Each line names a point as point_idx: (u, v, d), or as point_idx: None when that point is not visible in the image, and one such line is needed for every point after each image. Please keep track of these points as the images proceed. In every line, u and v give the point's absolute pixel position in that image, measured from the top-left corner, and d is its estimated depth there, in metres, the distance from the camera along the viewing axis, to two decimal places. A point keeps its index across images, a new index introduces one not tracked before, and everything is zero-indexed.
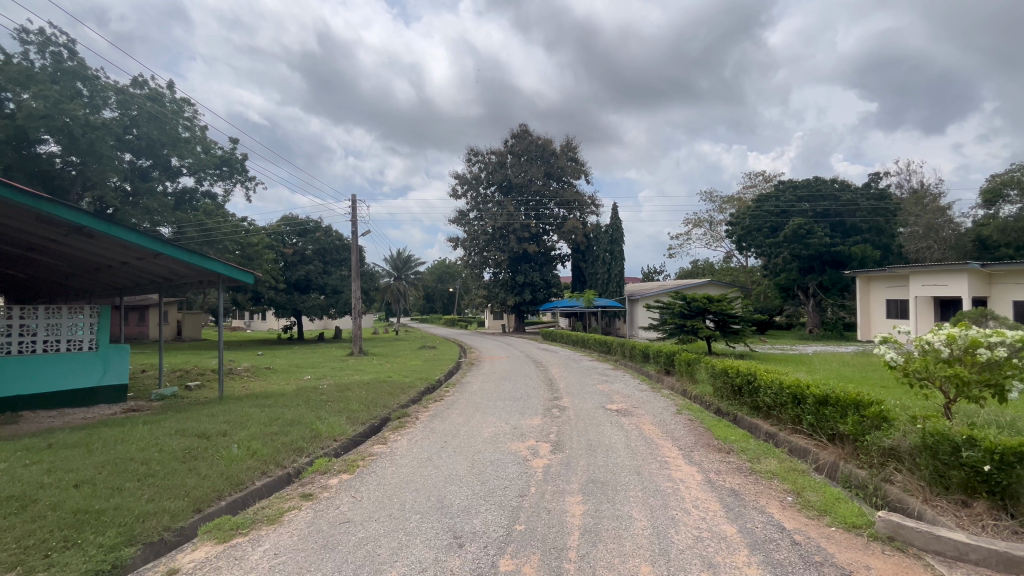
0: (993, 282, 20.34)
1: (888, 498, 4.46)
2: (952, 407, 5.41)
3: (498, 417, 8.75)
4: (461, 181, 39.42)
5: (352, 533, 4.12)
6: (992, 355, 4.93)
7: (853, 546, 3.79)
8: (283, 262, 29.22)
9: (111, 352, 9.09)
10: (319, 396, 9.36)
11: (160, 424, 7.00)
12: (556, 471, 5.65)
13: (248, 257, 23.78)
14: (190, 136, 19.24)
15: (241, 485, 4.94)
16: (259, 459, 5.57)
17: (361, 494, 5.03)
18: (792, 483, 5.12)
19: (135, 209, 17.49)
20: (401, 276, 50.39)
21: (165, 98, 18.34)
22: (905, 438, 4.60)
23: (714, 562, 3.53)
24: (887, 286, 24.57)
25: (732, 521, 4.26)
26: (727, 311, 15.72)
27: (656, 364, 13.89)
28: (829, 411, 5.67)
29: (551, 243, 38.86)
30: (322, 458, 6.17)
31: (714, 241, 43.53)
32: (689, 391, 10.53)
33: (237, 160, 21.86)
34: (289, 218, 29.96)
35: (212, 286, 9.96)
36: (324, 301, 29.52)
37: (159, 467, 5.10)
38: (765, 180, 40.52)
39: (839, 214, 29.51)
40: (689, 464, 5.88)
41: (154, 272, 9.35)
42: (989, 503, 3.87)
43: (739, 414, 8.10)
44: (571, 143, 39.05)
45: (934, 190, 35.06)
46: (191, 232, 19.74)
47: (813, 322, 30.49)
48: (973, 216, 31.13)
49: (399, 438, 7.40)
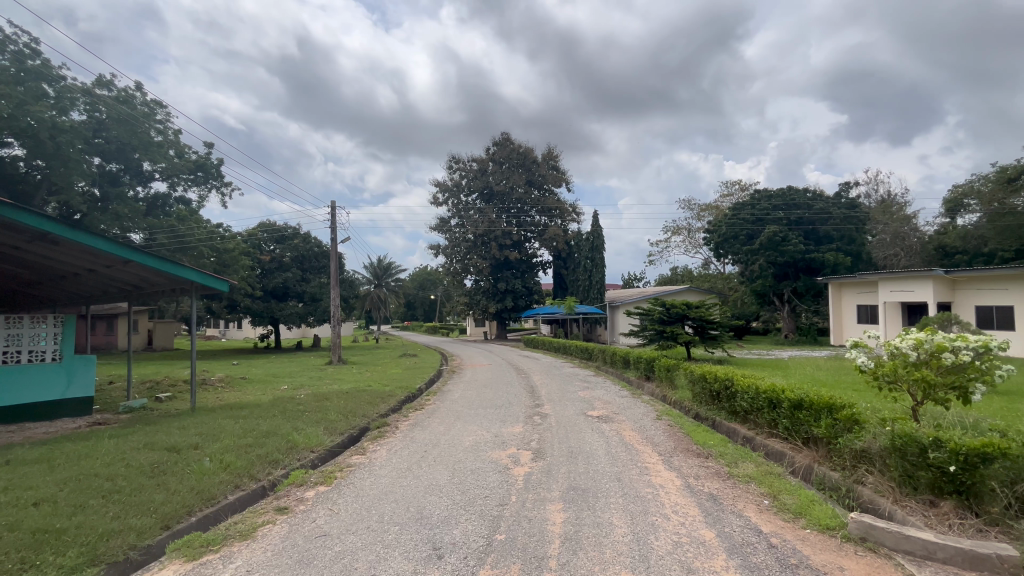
0: (956, 288, 21.18)
1: (859, 500, 4.57)
2: (920, 408, 5.57)
3: (479, 425, 8.70)
4: (442, 188, 39.19)
5: (328, 547, 4.02)
6: (957, 358, 5.20)
7: (826, 548, 3.87)
8: (260, 269, 28.66)
9: (76, 363, 8.73)
10: (296, 406, 9.20)
11: (127, 438, 6.72)
12: (538, 479, 5.63)
13: (224, 263, 23.43)
14: (162, 140, 18.76)
15: (212, 500, 4.78)
16: (232, 472, 5.41)
17: (338, 507, 4.92)
18: (769, 486, 5.21)
19: (104, 215, 16.97)
20: (381, 283, 50.05)
21: (136, 100, 17.82)
22: (876, 440, 4.73)
23: (693, 567, 3.56)
24: (857, 291, 25.34)
25: (711, 525, 4.31)
26: (705, 317, 16.02)
27: (636, 370, 13.99)
28: (803, 415, 5.81)
29: (532, 250, 39.02)
30: (299, 469, 6.03)
31: (692, 248, 44.27)
32: (669, 397, 10.61)
33: (212, 165, 21.39)
34: (266, 225, 29.49)
35: (185, 293, 9.72)
36: (302, 309, 29.13)
37: (127, 482, 4.92)
38: (741, 188, 41.55)
39: (812, 222, 30.34)
40: (669, 470, 5.94)
41: (122, 279, 9.08)
42: (956, 502, 3.98)
43: (718, 419, 8.20)
44: (552, 151, 39.37)
45: (900, 199, 36.58)
46: (163, 238, 19.18)
47: (789, 327, 31.12)
48: (936, 224, 32.50)
49: (378, 448, 7.28)
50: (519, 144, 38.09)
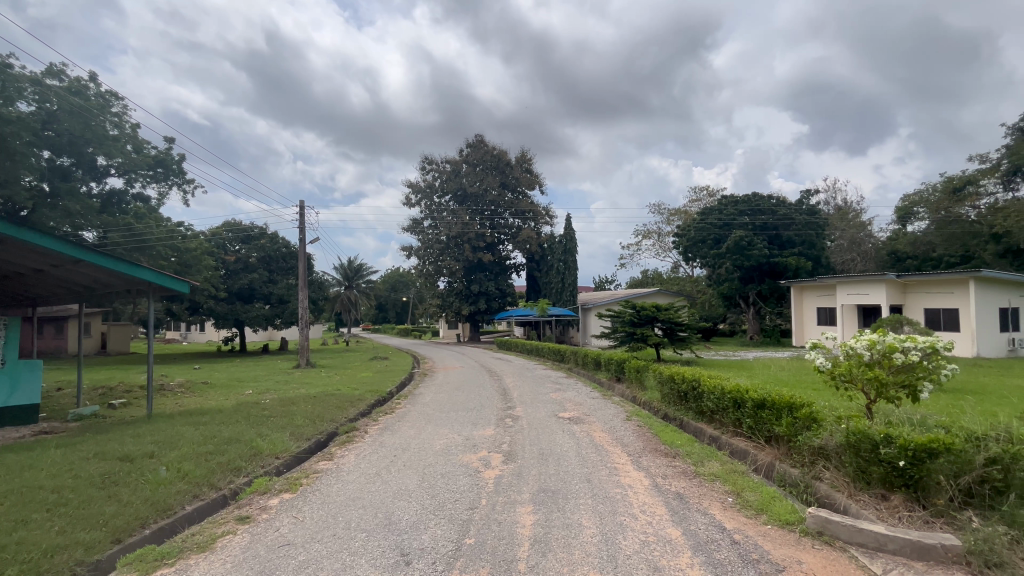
0: (907, 292, 22.28)
1: (817, 495, 4.76)
2: (873, 406, 5.85)
3: (450, 428, 8.64)
4: (415, 189, 38.84)
5: (292, 557, 3.91)
6: (907, 358, 5.49)
7: (785, 542, 4.00)
8: (224, 270, 27.73)
9: (20, 368, 8.26)
10: (261, 411, 8.92)
11: (76, 448, 6.37)
12: (508, 482, 5.61)
13: (186, 263, 22.58)
14: (118, 134, 17.94)
15: (169, 511, 4.58)
16: (191, 482, 5.20)
17: (304, 515, 4.79)
18: (732, 484, 5.36)
19: (54, 211, 16.08)
20: (352, 285, 49.14)
21: (89, 91, 16.95)
22: (832, 437, 4.91)
23: (660, 565, 3.62)
24: (818, 294, 26.39)
25: (677, 523, 4.40)
26: (674, 319, 16.36)
27: (607, 371, 14.18)
28: (766, 414, 5.99)
29: (506, 252, 39.05)
30: (262, 477, 5.83)
31: (663, 251, 45.21)
32: (639, 398, 10.78)
33: (173, 161, 20.58)
34: (231, 224, 28.56)
35: (142, 295, 9.31)
36: (269, 311, 28.30)
37: (75, 495, 4.66)
38: (709, 194, 42.73)
39: (776, 227, 31.39)
40: (637, 470, 6.04)
41: (72, 280, 8.61)
42: (905, 495, 4.19)
43: (685, 419, 8.39)
44: (525, 154, 39.52)
45: (856, 207, 38.34)
46: (117, 236, 18.31)
47: (754, 328, 32.16)
48: (889, 231, 34.22)
49: (346, 454, 7.13)
50: (493, 146, 38.09)
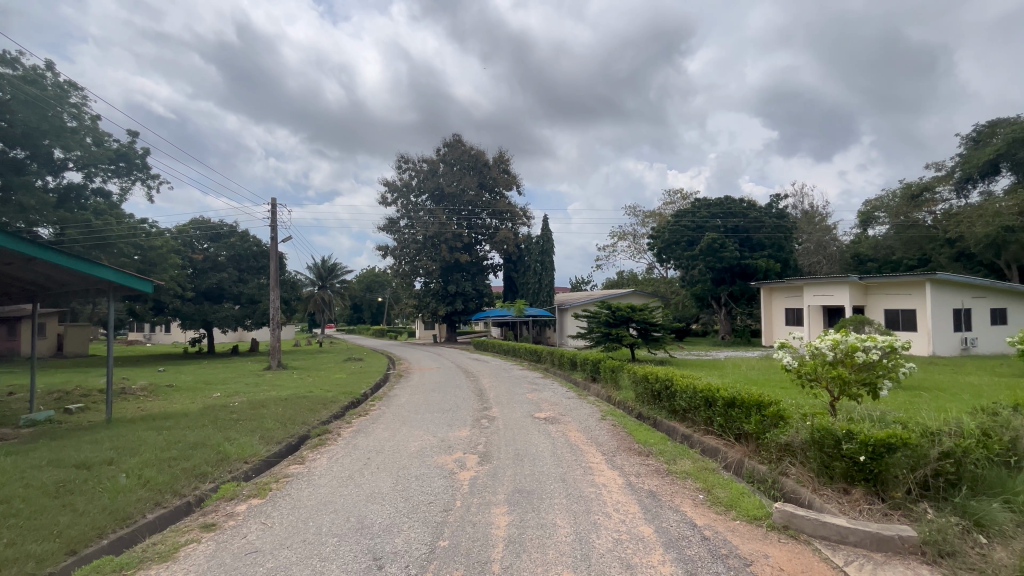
0: (869, 293, 23.19)
1: (784, 490, 4.90)
2: (836, 403, 6.06)
3: (425, 430, 8.56)
4: (391, 189, 38.38)
5: (260, 564, 3.80)
6: (868, 357, 5.71)
7: (753, 537, 4.10)
8: (191, 269, 26.84)
9: None
10: (229, 414, 8.65)
11: (28, 455, 6.05)
12: (483, 483, 5.60)
13: (150, 262, 21.80)
14: (77, 125, 17.14)
15: (129, 519, 4.39)
16: (153, 489, 5.00)
17: (273, 521, 4.66)
18: (703, 481, 5.47)
19: (6, 206, 15.26)
20: (326, 284, 48.19)
21: (46, 81, 16.15)
22: (798, 434, 5.07)
23: (633, 563, 3.65)
24: (786, 295, 27.20)
25: (649, 521, 4.46)
26: (649, 319, 16.62)
27: (583, 371, 14.30)
28: (736, 412, 6.14)
29: (483, 252, 38.97)
30: (229, 482, 5.65)
31: (638, 253, 45.89)
32: (614, 398, 10.90)
33: (137, 155, 19.77)
34: (199, 221, 27.65)
35: (103, 295, 8.94)
36: (239, 311, 27.50)
37: (27, 504, 4.42)
38: (682, 197, 43.60)
39: (747, 230, 32.21)
40: (611, 469, 6.10)
41: (27, 278, 8.20)
42: (866, 489, 4.35)
43: (658, 418, 8.54)
44: (503, 154, 39.51)
45: (822, 211, 39.71)
46: (75, 232, 17.47)
47: (725, 329, 32.95)
48: (851, 234, 35.58)
49: (318, 457, 6.98)
50: (470, 146, 37.95)
